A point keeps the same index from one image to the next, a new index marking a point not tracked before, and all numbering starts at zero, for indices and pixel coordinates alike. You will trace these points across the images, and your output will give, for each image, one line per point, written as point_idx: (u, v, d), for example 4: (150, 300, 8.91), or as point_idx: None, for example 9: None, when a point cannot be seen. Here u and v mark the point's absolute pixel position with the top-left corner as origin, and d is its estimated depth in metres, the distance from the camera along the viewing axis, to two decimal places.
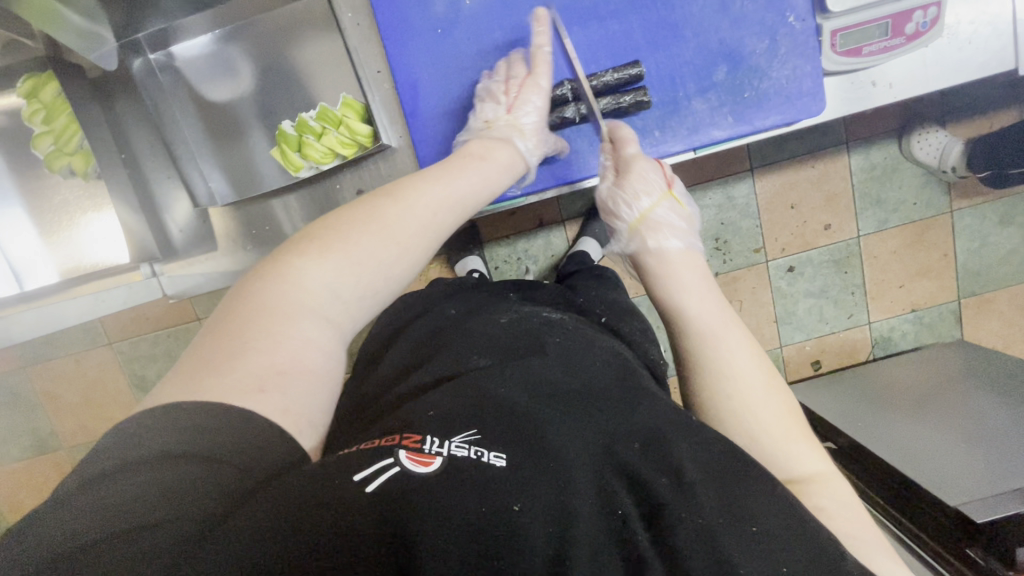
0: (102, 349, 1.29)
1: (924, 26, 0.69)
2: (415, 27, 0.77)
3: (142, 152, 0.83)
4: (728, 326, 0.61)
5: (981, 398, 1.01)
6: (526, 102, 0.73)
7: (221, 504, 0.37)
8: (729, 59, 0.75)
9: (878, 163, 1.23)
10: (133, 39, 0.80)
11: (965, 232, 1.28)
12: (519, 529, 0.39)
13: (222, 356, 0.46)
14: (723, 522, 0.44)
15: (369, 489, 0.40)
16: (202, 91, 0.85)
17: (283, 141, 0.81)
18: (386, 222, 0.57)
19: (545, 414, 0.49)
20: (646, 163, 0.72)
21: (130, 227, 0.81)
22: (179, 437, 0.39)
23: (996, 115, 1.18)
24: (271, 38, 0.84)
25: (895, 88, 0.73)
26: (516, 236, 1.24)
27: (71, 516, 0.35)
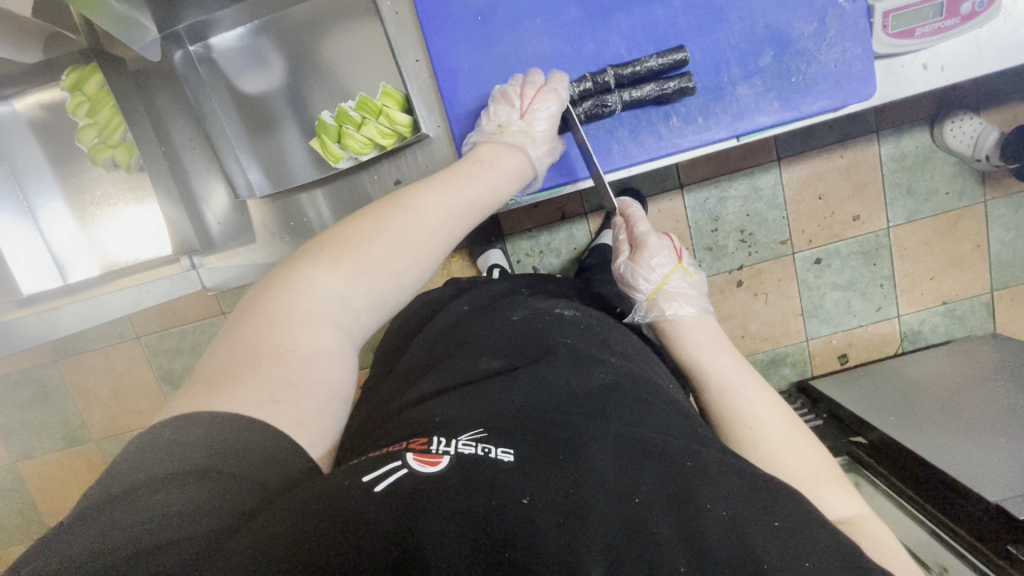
0: (130, 343, 1.30)
1: (981, 5, 0.66)
2: (455, 15, 0.76)
3: (182, 145, 0.81)
4: (747, 383, 0.66)
5: (1018, 392, 0.98)
6: (540, 107, 0.72)
7: (226, 518, 0.38)
8: (776, 43, 0.73)
9: (909, 152, 1.20)
10: (174, 31, 0.80)
11: (999, 223, 1.24)
12: (529, 520, 0.38)
13: (241, 364, 0.48)
14: (743, 514, 0.43)
15: (378, 489, 0.40)
16: (239, 84, 0.86)
17: (323, 131, 0.81)
18: (394, 234, 0.60)
19: (553, 414, 0.49)
20: (656, 240, 0.81)
21: (166, 214, 0.77)
22: (182, 459, 0.41)
23: None
24: (308, 28, 0.84)
25: (946, 72, 0.71)
26: (539, 228, 1.24)
27: (112, 521, 0.36)
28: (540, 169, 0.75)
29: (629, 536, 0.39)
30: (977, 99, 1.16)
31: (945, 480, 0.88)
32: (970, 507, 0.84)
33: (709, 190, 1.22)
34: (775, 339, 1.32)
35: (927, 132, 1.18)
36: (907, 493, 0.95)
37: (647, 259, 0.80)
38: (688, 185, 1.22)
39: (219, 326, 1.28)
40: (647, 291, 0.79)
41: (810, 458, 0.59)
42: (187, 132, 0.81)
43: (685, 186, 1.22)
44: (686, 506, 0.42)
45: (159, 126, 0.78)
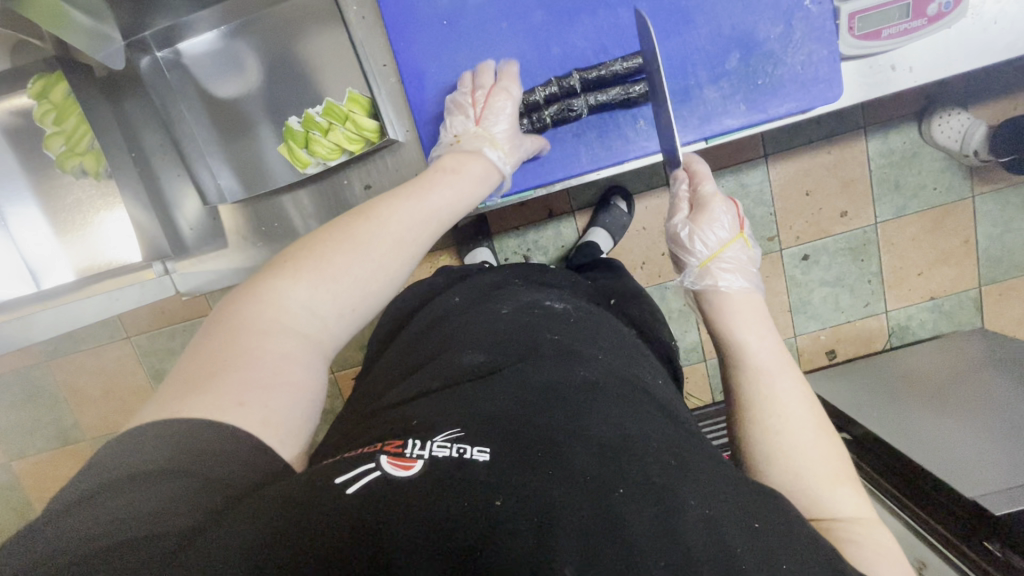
0: (121, 343, 1.31)
1: (947, 6, 0.66)
2: (421, 19, 0.76)
3: (151, 150, 0.81)
4: (786, 374, 0.58)
5: (1002, 389, 0.99)
6: (495, 110, 0.73)
7: (197, 516, 0.39)
8: (742, 45, 0.73)
9: (896, 148, 1.20)
10: (140, 37, 0.81)
11: (987, 218, 1.24)
12: (502, 525, 0.37)
13: (205, 374, 0.47)
14: (728, 516, 0.42)
15: (350, 491, 0.39)
16: (210, 88, 0.86)
17: (291, 137, 0.82)
18: (358, 240, 0.58)
19: (535, 409, 0.47)
20: (722, 205, 0.70)
21: (139, 221, 0.79)
22: (158, 459, 0.41)
23: (1020, 95, 1.14)
24: (280, 32, 0.84)
25: (915, 72, 0.71)
26: (527, 226, 1.23)
27: (84, 519, 0.37)
28: (507, 170, 0.73)
29: (607, 534, 0.38)
30: (963, 94, 1.15)
31: (925, 476, 0.89)
32: (948, 503, 0.85)
33: None
34: None
35: (913, 127, 1.18)
36: (897, 494, 0.95)
37: (708, 225, 0.69)
38: None
39: None
40: (699, 258, 0.69)
41: (831, 454, 0.54)
42: (155, 137, 0.82)
43: None
44: (674, 504, 0.41)
45: (129, 132, 0.79)
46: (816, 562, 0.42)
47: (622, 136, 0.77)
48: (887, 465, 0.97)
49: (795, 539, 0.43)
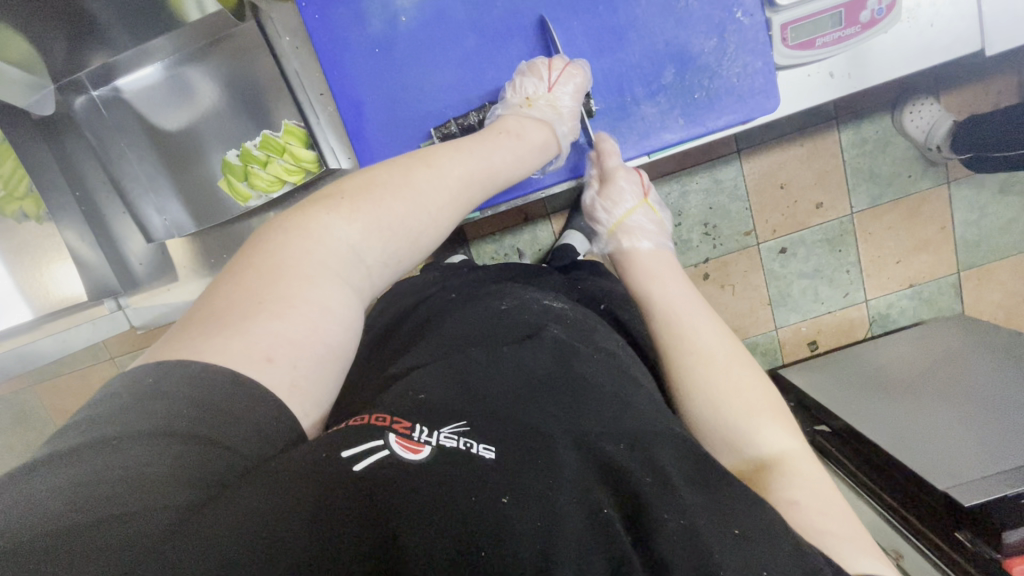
0: (105, 364, 1.30)
1: (879, 13, 0.66)
2: (354, 47, 0.74)
3: (96, 189, 0.81)
4: (727, 361, 0.61)
5: (977, 377, 0.98)
6: (566, 83, 0.72)
7: (201, 492, 0.33)
8: (677, 59, 0.72)
9: (869, 138, 1.19)
10: (75, 79, 0.80)
11: (962, 204, 1.23)
12: (505, 523, 0.34)
13: (235, 313, 0.44)
14: (718, 526, 0.39)
15: (357, 468, 0.35)
16: (155, 121, 0.84)
17: (229, 171, 0.81)
18: (416, 188, 0.57)
19: (535, 403, 0.43)
20: (625, 177, 0.77)
21: (86, 258, 0.79)
22: (168, 415, 0.36)
23: (991, 80, 1.12)
24: (222, 63, 0.82)
25: (853, 79, 0.71)
26: (503, 231, 1.22)
27: (81, 468, 0.32)
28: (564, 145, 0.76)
29: (598, 542, 0.35)
30: (935, 81, 1.13)
31: (905, 471, 0.88)
32: (926, 497, 0.85)
33: (670, 185, 1.21)
34: (745, 329, 1.32)
35: (886, 116, 1.16)
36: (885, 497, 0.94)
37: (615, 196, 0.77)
38: (647, 181, 1.20)
39: None
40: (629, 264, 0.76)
41: (790, 452, 0.54)
42: (99, 175, 0.82)
43: (644, 181, 1.20)
44: (668, 524, 0.37)
45: (72, 174, 0.79)
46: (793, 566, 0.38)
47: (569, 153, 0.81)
48: (868, 460, 0.97)
49: (779, 550, 0.39)
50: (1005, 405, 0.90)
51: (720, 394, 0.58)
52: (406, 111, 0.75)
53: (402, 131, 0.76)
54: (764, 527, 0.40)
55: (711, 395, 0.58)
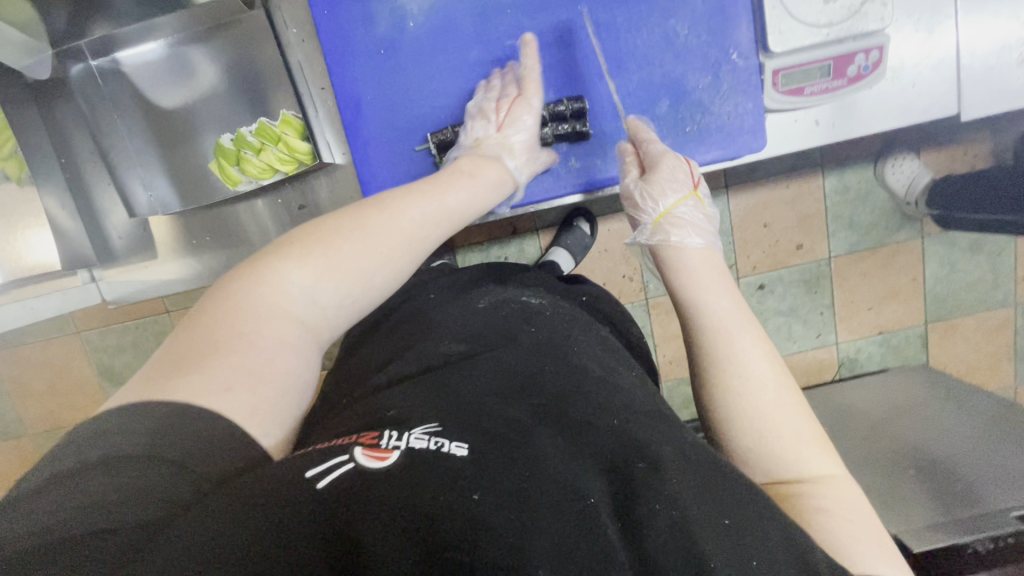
0: (68, 336, 1.22)
1: (865, 69, 0.69)
2: (359, 46, 0.74)
3: (83, 159, 0.81)
4: (742, 335, 0.59)
5: (939, 428, 1.01)
6: (516, 119, 0.72)
7: (165, 507, 0.35)
8: (672, 92, 0.75)
9: (852, 186, 1.22)
10: (72, 46, 0.78)
11: (934, 258, 1.28)
12: (479, 516, 0.34)
13: (188, 358, 0.44)
14: (697, 509, 0.39)
15: (321, 485, 0.36)
16: (151, 98, 0.83)
17: (221, 154, 0.81)
18: (368, 231, 0.57)
19: (507, 405, 0.44)
20: (671, 163, 0.70)
21: (63, 227, 0.79)
22: (129, 445, 0.37)
23: (967, 145, 1.17)
24: (226, 47, 0.81)
25: (836, 128, 0.74)
26: (490, 242, 1.22)
27: (54, 494, 0.34)
28: (520, 178, 0.74)
29: (580, 529, 0.35)
30: (916, 140, 1.18)
31: None
32: None
33: None
34: None
35: (869, 167, 1.20)
36: None
37: (662, 181, 0.70)
38: None
39: (160, 325, 1.19)
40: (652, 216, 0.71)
41: (799, 419, 0.54)
42: (86, 144, 0.81)
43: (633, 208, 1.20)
44: (653, 508, 0.37)
45: (60, 143, 0.78)
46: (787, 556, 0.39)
47: (559, 176, 0.78)
48: None
49: (764, 531, 0.40)
50: (960, 457, 0.94)
51: (751, 388, 0.55)
52: (405, 115, 0.76)
53: (399, 134, 0.77)
54: (750, 513, 0.40)
55: (742, 387, 0.56)
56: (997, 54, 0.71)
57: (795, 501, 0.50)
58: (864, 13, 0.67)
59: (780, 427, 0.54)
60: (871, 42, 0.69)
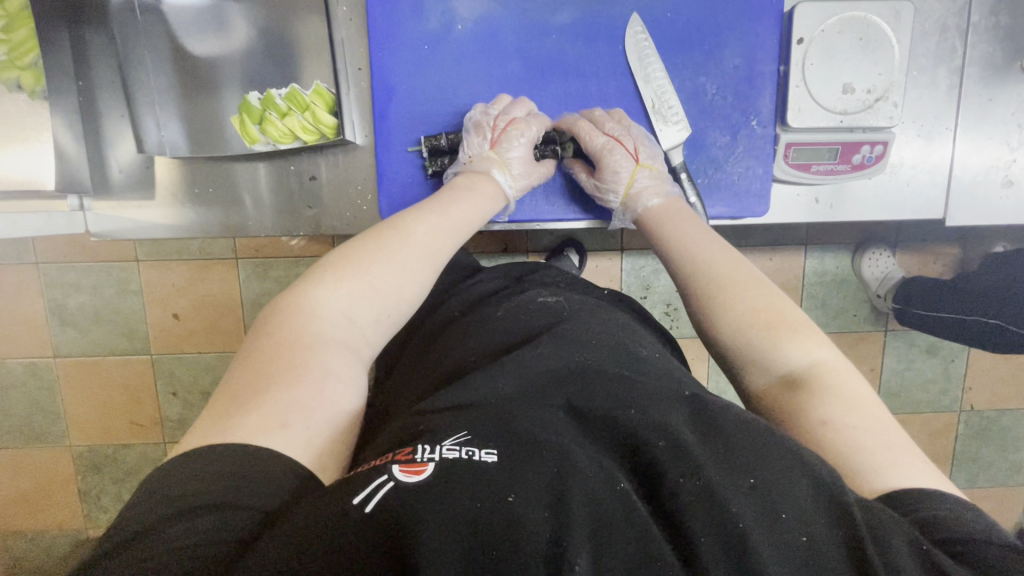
0: (26, 267, 1.11)
1: (869, 160, 0.75)
2: (404, 37, 0.76)
3: (100, 85, 0.80)
4: (744, 273, 0.59)
5: None
6: (511, 138, 0.72)
7: (224, 553, 0.32)
8: (690, 143, 0.78)
9: (830, 270, 1.23)
10: None
11: (893, 353, 1.29)
12: (519, 522, 0.31)
13: (250, 388, 0.43)
14: (731, 485, 0.36)
15: (369, 509, 0.32)
16: (183, 41, 0.82)
17: (245, 111, 0.79)
18: (392, 249, 0.58)
19: (534, 406, 0.41)
20: (613, 156, 0.73)
21: (66, 150, 0.77)
22: (192, 492, 0.35)
23: (940, 252, 1.23)
24: (267, 9, 0.81)
25: (832, 210, 0.79)
26: (478, 253, 1.18)
27: (139, 558, 0.31)
28: (512, 195, 0.74)
29: (616, 521, 0.33)
30: (895, 238, 1.22)
31: None
32: None
33: (646, 258, 1.19)
34: None
35: (848, 254, 1.22)
36: None
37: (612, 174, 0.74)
38: (626, 250, 1.19)
39: (128, 273, 1.12)
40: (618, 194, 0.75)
41: (812, 345, 0.52)
42: (108, 74, 0.80)
43: (624, 249, 1.19)
44: (683, 487, 0.35)
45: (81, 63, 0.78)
46: (826, 519, 0.35)
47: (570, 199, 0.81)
48: None
49: (799, 491, 0.36)
50: None
51: (753, 325, 0.54)
52: (435, 111, 0.78)
53: (424, 126, 0.78)
54: (778, 466, 0.37)
55: (740, 327, 0.55)
56: (985, 171, 0.77)
57: (798, 413, 0.48)
58: (877, 109, 0.73)
59: (795, 356, 0.52)
60: (878, 137, 0.74)
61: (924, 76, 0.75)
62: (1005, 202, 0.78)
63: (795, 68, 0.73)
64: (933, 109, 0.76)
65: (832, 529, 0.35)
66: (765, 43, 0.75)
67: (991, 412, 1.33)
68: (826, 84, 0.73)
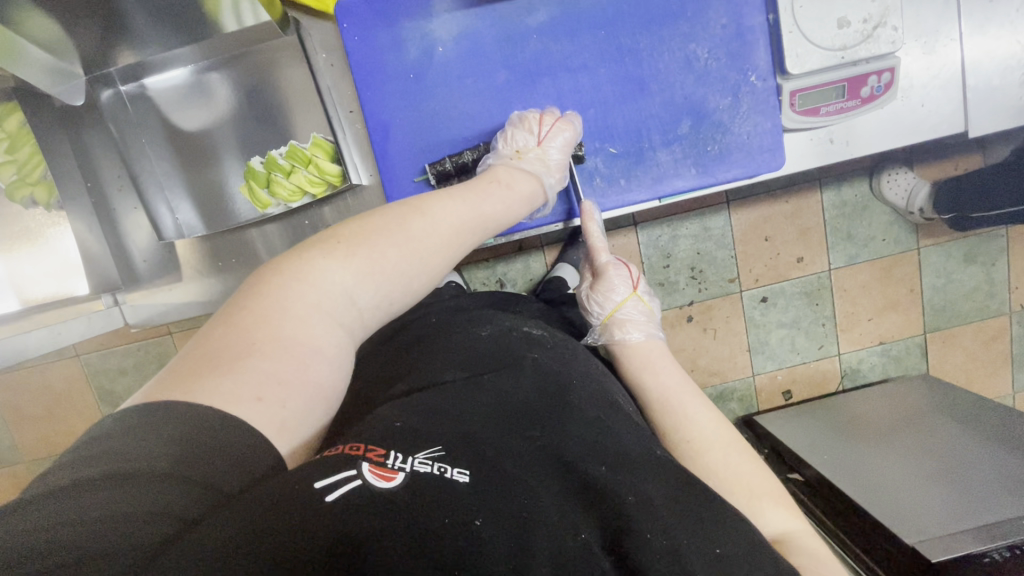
0: (69, 361, 1.14)
1: (879, 89, 0.73)
2: (389, 71, 0.75)
3: (108, 182, 0.82)
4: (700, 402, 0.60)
5: (956, 438, 0.99)
6: (556, 136, 0.73)
7: (174, 523, 0.31)
8: (693, 113, 0.76)
9: (849, 200, 1.20)
10: (104, 73, 0.79)
11: (931, 269, 1.26)
12: (478, 551, 0.32)
13: (226, 358, 0.43)
14: (691, 547, 0.37)
15: (330, 498, 0.33)
16: (175, 121, 0.84)
17: (251, 177, 0.81)
18: (409, 236, 0.58)
19: (509, 434, 0.42)
20: (614, 273, 0.80)
21: (90, 249, 0.80)
22: (148, 453, 0.34)
23: (960, 158, 1.19)
24: (248, 72, 0.82)
25: (850, 146, 0.77)
26: (495, 258, 1.17)
27: (51, 515, 0.30)
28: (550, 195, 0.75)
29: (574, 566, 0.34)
30: (910, 154, 1.18)
31: (877, 524, 0.86)
32: (892, 547, 0.84)
33: (662, 228, 1.18)
34: (724, 373, 1.28)
35: (865, 181, 1.19)
36: (850, 550, 0.91)
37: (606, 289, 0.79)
38: (640, 223, 1.17)
39: (164, 347, 1.14)
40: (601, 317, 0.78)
41: (755, 475, 0.53)
42: (114, 169, 0.83)
43: (637, 223, 1.17)
44: (647, 543, 0.36)
45: (87, 170, 0.80)
46: None
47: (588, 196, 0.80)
48: (840, 511, 0.94)
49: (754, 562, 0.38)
50: (980, 464, 0.92)
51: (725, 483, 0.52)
52: (432, 137, 0.77)
53: (424, 155, 0.77)
54: (738, 538, 0.39)
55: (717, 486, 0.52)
56: (999, 74, 0.75)
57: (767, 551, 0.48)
58: (876, 37, 0.71)
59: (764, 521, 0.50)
60: (883, 65, 0.72)
61: None
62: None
63: (784, 14, 0.71)
64: (933, 23, 0.74)
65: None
66: None
67: None
68: (818, 24, 0.71)
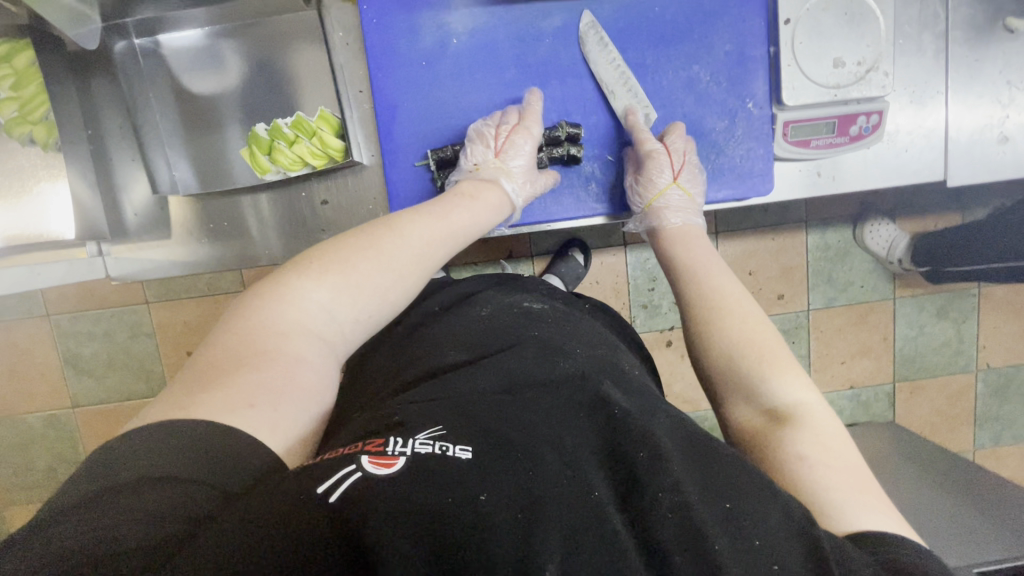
0: (38, 320, 1.12)
1: (866, 130, 0.76)
2: (402, 56, 0.77)
3: (109, 132, 0.82)
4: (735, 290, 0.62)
5: (916, 485, 1.01)
6: (515, 146, 0.74)
7: (183, 525, 0.32)
8: (690, 132, 0.79)
9: (832, 244, 1.24)
10: (120, 23, 0.80)
11: (904, 320, 1.29)
12: (482, 521, 0.32)
13: (218, 374, 0.43)
14: (705, 502, 0.37)
15: (332, 499, 0.33)
16: (184, 82, 0.84)
17: (254, 142, 0.80)
18: (382, 250, 0.57)
19: (509, 409, 0.42)
20: (658, 160, 0.74)
21: (82, 197, 0.78)
22: (156, 463, 0.35)
23: (939, 216, 1.24)
24: (261, 42, 0.83)
25: (834, 182, 0.80)
26: (484, 262, 1.18)
27: (75, 529, 0.31)
28: (518, 203, 0.75)
29: (585, 527, 0.33)
30: (894, 206, 1.23)
31: None
32: None
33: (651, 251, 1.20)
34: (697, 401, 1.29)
35: (848, 228, 1.23)
36: None
37: (650, 177, 0.74)
38: (629, 244, 1.19)
39: (139, 316, 1.12)
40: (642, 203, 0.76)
41: (788, 352, 0.56)
42: (116, 119, 0.82)
43: (628, 243, 1.19)
44: (659, 501, 0.36)
45: (89, 113, 0.80)
46: (800, 552, 0.35)
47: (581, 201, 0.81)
48: None
49: (771, 511, 0.37)
50: (938, 512, 0.94)
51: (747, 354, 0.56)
52: (437, 126, 0.79)
53: (426, 143, 0.79)
54: (753, 490, 0.38)
55: (736, 349, 0.57)
56: (979, 131, 0.79)
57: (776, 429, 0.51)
58: (868, 80, 0.74)
59: (781, 393, 0.53)
60: (872, 107, 0.76)
61: (909, 43, 0.77)
62: (1001, 159, 0.79)
63: (785, 47, 0.74)
64: (922, 75, 0.78)
65: (807, 562, 0.35)
66: (752, 27, 0.76)
67: (1009, 369, 1.33)
68: (816, 61, 0.74)
